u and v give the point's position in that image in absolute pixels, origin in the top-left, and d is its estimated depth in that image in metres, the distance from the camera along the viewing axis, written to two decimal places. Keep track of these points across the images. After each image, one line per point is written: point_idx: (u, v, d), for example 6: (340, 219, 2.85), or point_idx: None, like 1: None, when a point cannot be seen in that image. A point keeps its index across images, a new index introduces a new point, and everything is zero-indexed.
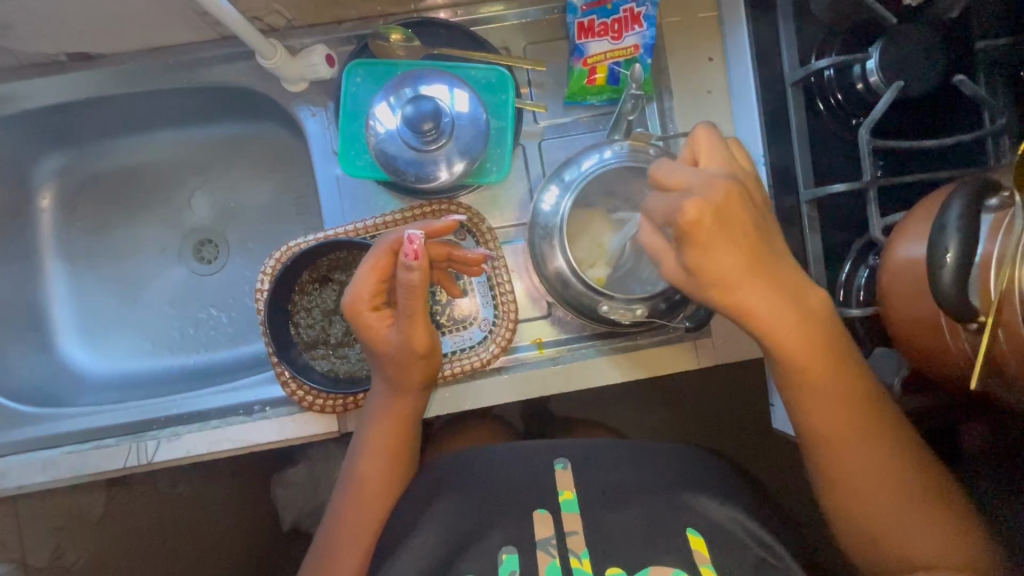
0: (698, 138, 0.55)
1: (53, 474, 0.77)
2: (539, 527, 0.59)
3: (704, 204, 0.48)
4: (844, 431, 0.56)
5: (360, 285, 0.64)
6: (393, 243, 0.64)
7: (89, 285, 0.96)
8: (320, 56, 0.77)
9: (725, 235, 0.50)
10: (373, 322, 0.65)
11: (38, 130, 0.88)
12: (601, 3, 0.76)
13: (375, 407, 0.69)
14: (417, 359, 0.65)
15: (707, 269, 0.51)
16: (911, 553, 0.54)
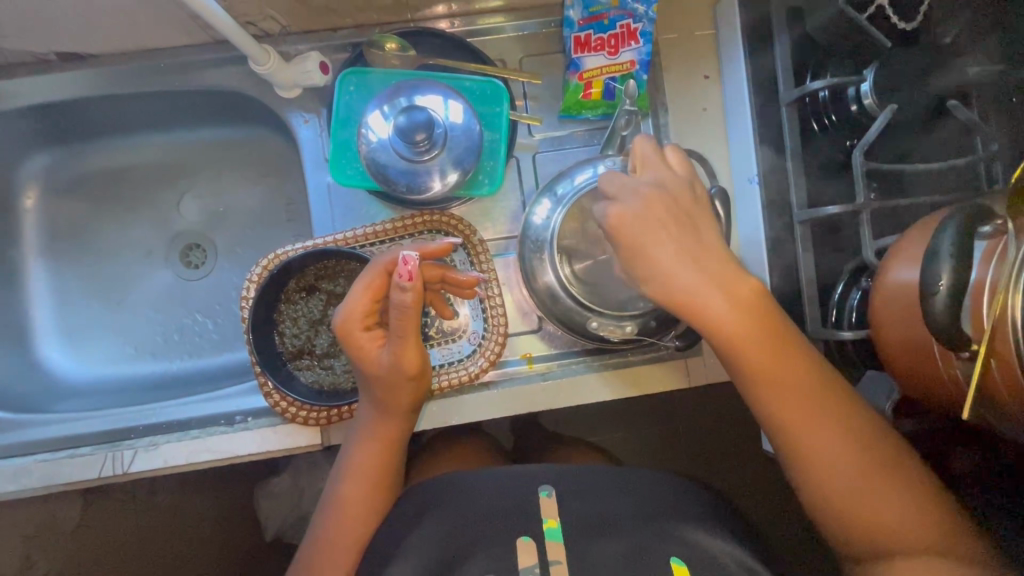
0: (635, 149, 0.59)
1: (25, 483, 0.75)
2: (523, 556, 0.58)
3: (624, 213, 0.54)
4: (797, 415, 0.56)
5: (353, 306, 0.63)
6: (388, 263, 0.63)
7: (72, 288, 0.94)
8: (314, 62, 0.76)
9: (649, 240, 0.54)
10: (365, 344, 0.64)
11: (24, 130, 0.86)
12: (597, 19, 0.76)
13: (362, 426, 0.68)
14: (408, 380, 0.64)
15: (646, 267, 0.55)
16: (877, 525, 0.53)
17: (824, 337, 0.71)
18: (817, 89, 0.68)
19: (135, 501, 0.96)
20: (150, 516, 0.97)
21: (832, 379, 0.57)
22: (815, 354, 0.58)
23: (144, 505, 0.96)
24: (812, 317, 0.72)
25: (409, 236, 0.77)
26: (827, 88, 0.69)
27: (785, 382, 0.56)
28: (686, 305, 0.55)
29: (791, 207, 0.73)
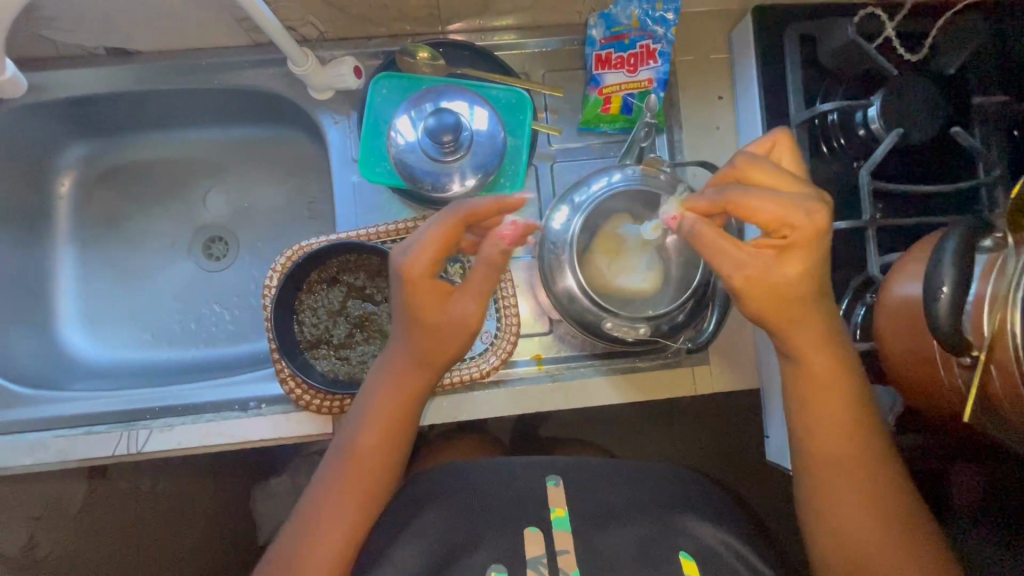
0: (779, 138, 0.56)
1: (40, 457, 0.76)
2: (530, 546, 0.61)
3: (824, 226, 0.50)
4: (832, 433, 0.57)
5: (429, 253, 0.57)
6: (469, 210, 0.58)
7: (96, 273, 0.97)
8: (349, 66, 0.81)
9: (810, 250, 0.52)
10: (426, 293, 0.59)
11: (66, 119, 0.90)
12: (619, 38, 0.80)
13: (388, 374, 0.64)
14: (466, 334, 0.62)
15: (797, 280, 0.53)
16: (861, 549, 0.56)
17: None
18: (826, 111, 0.72)
19: (140, 489, 0.97)
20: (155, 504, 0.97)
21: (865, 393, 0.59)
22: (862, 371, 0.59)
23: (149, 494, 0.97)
24: None
25: None
26: (836, 110, 0.72)
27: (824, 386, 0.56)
28: (789, 314, 0.55)
29: None
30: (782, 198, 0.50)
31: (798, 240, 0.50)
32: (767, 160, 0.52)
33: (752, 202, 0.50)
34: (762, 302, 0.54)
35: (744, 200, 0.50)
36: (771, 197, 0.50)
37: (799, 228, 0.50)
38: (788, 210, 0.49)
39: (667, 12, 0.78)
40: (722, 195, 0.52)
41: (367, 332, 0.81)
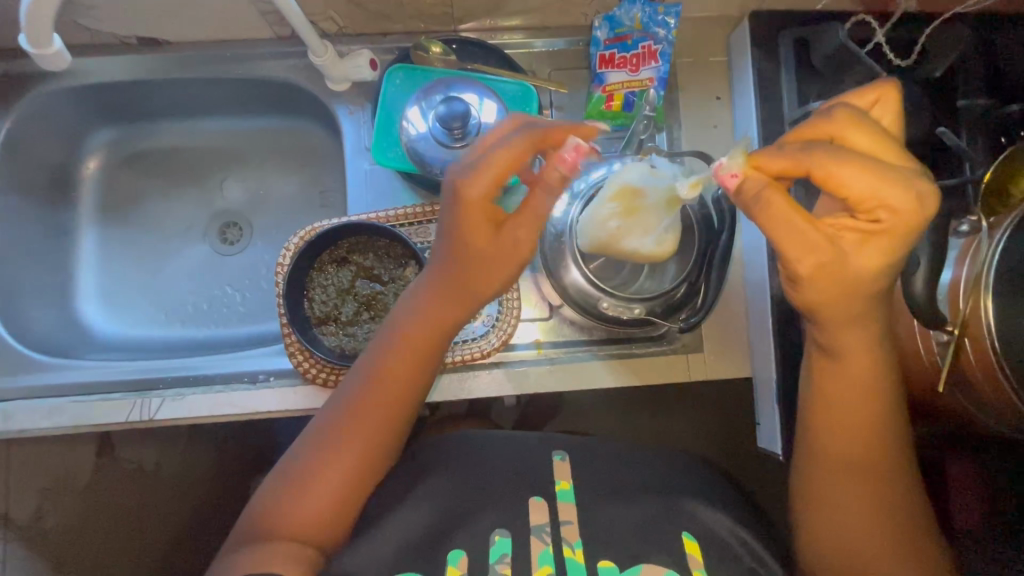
0: (885, 100, 0.54)
1: (57, 421, 0.79)
2: (534, 513, 0.63)
3: (921, 219, 0.47)
4: (840, 419, 0.56)
5: (494, 172, 0.57)
6: (541, 132, 0.58)
7: (115, 253, 1.01)
8: (366, 58, 0.85)
9: (894, 239, 0.49)
10: (480, 218, 0.59)
11: (97, 104, 0.95)
12: (622, 39, 0.84)
13: (424, 310, 0.65)
14: (514, 267, 0.63)
15: (867, 269, 0.49)
16: (839, 529, 0.57)
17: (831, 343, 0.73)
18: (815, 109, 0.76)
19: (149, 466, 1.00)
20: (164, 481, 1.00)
21: (888, 387, 0.56)
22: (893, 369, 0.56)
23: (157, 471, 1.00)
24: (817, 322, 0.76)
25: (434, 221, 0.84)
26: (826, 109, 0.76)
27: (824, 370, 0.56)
28: (824, 302, 0.51)
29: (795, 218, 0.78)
30: (878, 172, 0.47)
31: (893, 224, 0.47)
32: (874, 129, 0.49)
33: (848, 175, 0.47)
34: (823, 291, 0.50)
35: (836, 170, 0.47)
36: (867, 170, 0.47)
37: (893, 208, 0.47)
38: (883, 186, 0.46)
39: (668, 16, 0.82)
40: (812, 156, 0.48)
41: (373, 312, 0.83)
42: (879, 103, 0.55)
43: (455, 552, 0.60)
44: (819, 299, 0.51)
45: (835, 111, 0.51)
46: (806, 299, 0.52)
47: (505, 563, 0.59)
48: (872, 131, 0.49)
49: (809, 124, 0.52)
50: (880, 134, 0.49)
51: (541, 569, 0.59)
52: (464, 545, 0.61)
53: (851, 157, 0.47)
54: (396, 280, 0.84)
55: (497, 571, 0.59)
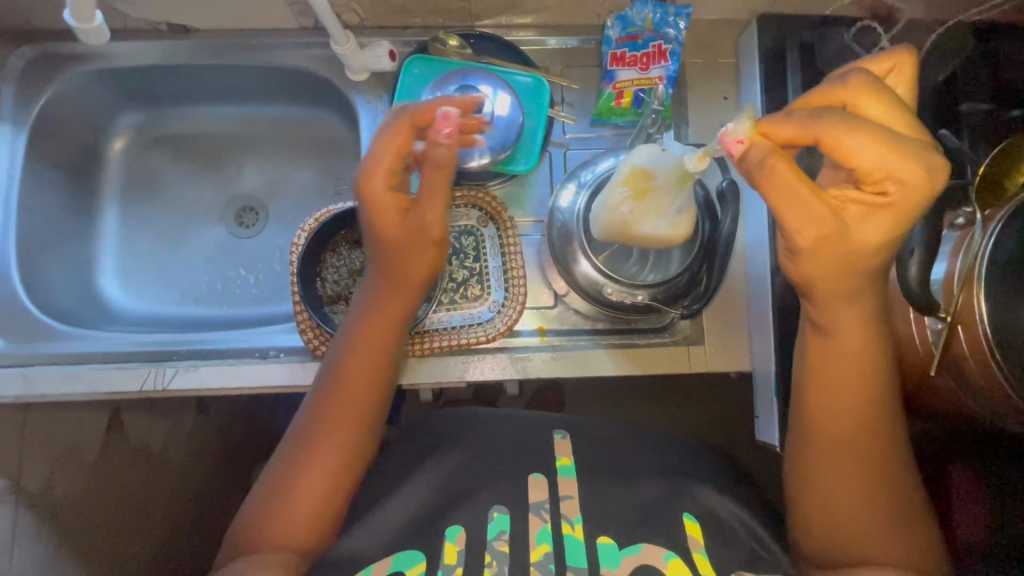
0: (903, 68, 0.54)
1: (74, 387, 0.82)
2: (534, 491, 0.64)
3: (928, 193, 0.49)
4: (834, 402, 0.58)
5: (379, 160, 0.62)
6: (413, 112, 0.62)
7: (136, 231, 1.04)
8: (385, 49, 0.88)
9: (897, 215, 0.50)
10: (384, 204, 0.63)
11: (126, 87, 0.99)
12: (633, 38, 0.87)
13: (366, 304, 0.68)
14: (429, 245, 0.64)
15: (867, 244, 0.51)
16: (836, 512, 0.58)
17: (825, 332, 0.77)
18: None
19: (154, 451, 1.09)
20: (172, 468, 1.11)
21: (882, 371, 0.58)
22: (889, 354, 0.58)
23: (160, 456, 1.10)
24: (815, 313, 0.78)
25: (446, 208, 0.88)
26: None
27: (823, 355, 0.58)
28: (823, 278, 0.53)
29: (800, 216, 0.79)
30: (888, 143, 0.48)
31: (900, 197, 0.48)
32: (885, 100, 0.50)
33: (853, 146, 0.48)
34: (825, 264, 0.52)
35: (841, 140, 0.49)
36: (876, 141, 0.48)
37: (901, 180, 0.48)
38: (891, 158, 0.48)
39: (679, 18, 0.85)
40: (820, 125, 0.50)
41: None
42: (895, 72, 0.54)
43: (454, 529, 0.61)
44: (819, 274, 0.53)
45: (851, 78, 0.52)
46: (803, 271, 0.54)
47: (502, 540, 0.60)
48: (885, 100, 0.51)
49: (824, 93, 0.53)
50: (891, 104, 0.50)
51: (539, 546, 0.59)
52: (462, 521, 0.62)
53: (858, 126, 0.48)
54: None
55: (494, 547, 0.60)
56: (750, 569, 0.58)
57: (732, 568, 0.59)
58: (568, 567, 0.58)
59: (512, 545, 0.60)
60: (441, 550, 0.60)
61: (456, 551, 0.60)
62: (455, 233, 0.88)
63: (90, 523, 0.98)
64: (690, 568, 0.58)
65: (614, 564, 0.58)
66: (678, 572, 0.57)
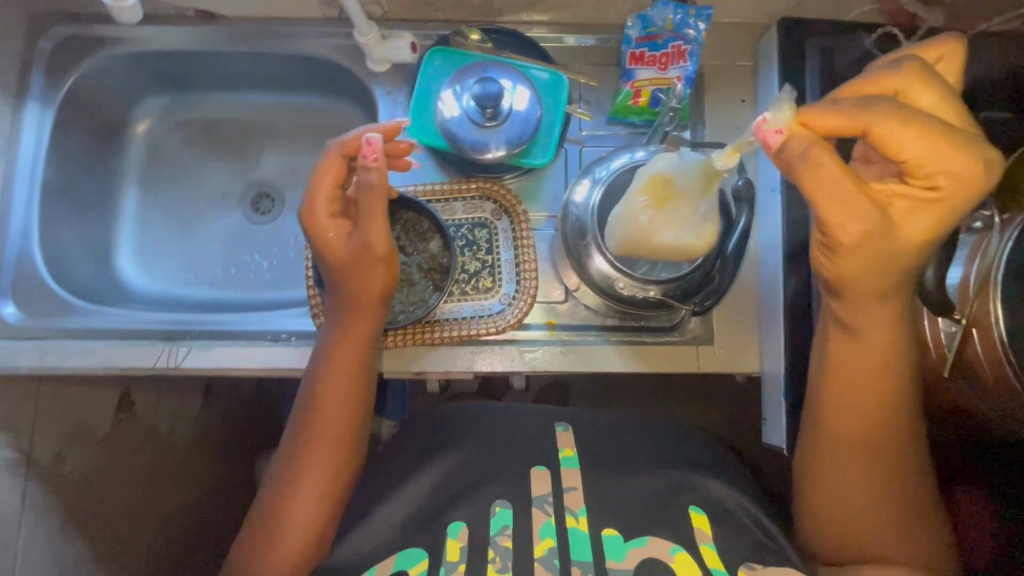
0: (948, 61, 0.57)
1: (88, 361, 0.83)
2: (536, 485, 0.64)
3: (979, 186, 0.50)
4: (845, 402, 0.59)
5: (318, 192, 0.71)
6: (342, 146, 0.71)
7: (154, 213, 1.06)
8: (406, 41, 0.89)
9: (944, 210, 0.52)
10: (328, 228, 0.71)
11: (150, 71, 1.01)
12: (653, 38, 0.87)
13: (336, 327, 0.74)
14: (375, 262, 0.71)
15: (913, 239, 0.52)
16: (842, 510, 0.59)
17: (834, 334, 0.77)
18: None
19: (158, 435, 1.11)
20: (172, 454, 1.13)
21: (897, 373, 0.58)
22: (907, 357, 0.58)
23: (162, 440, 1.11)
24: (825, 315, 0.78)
25: (460, 199, 0.89)
26: None
27: (838, 352, 0.59)
28: (864, 274, 0.54)
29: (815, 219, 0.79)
30: (939, 136, 0.49)
31: (952, 190, 0.50)
32: (936, 91, 0.53)
33: (906, 140, 0.50)
34: (870, 259, 0.53)
35: (892, 132, 0.50)
36: (927, 133, 0.49)
37: (951, 174, 0.50)
38: (944, 153, 0.49)
39: (698, 19, 0.85)
40: (872, 116, 0.51)
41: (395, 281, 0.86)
42: (941, 63, 0.57)
43: (456, 525, 0.61)
44: (860, 270, 0.54)
45: (903, 66, 0.54)
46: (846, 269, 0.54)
47: (505, 535, 0.60)
48: (934, 92, 0.53)
49: (873, 82, 0.54)
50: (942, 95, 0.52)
51: (543, 541, 0.59)
52: (465, 517, 0.62)
53: (910, 119, 0.49)
54: (420, 253, 0.87)
55: (498, 542, 0.59)
56: (758, 560, 0.58)
57: (741, 558, 0.59)
58: (573, 563, 0.57)
59: (516, 541, 0.59)
60: (443, 547, 0.60)
61: (459, 547, 0.59)
62: (469, 225, 0.89)
63: (94, 499, 0.99)
64: (697, 561, 0.57)
65: (619, 556, 0.58)
66: (685, 565, 0.57)
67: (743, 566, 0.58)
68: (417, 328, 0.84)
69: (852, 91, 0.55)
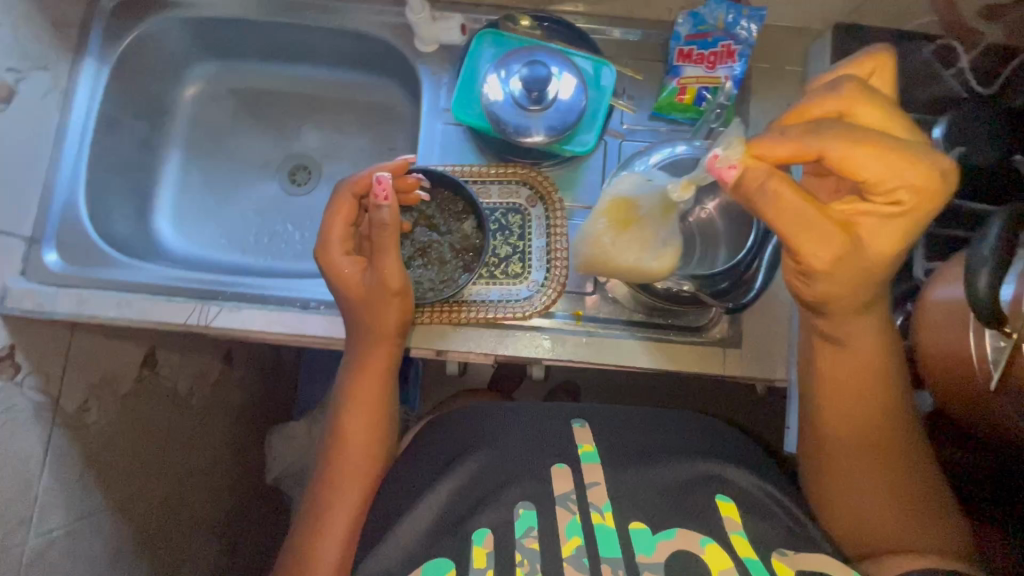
0: (881, 69, 0.56)
1: (124, 312, 0.85)
2: (559, 483, 0.62)
3: (939, 194, 0.52)
4: (842, 381, 0.62)
5: (331, 232, 0.75)
6: (351, 188, 0.75)
7: (194, 176, 1.08)
8: (457, 23, 0.91)
9: (908, 221, 0.54)
10: (342, 262, 0.75)
11: (203, 37, 1.03)
12: (703, 36, 0.85)
13: (356, 358, 0.77)
14: (390, 296, 0.74)
15: (882, 255, 0.55)
16: (846, 489, 0.62)
17: None
18: None
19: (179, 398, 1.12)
20: (189, 417, 1.14)
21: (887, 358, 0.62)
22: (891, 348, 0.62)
23: (182, 402, 1.12)
24: None
25: (497, 182, 0.89)
26: None
27: (827, 351, 0.63)
28: (847, 290, 0.57)
29: None
30: (891, 154, 0.50)
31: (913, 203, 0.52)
32: (876, 103, 0.53)
33: (863, 161, 0.51)
34: (847, 279, 0.56)
35: (847, 155, 0.51)
36: (879, 151, 0.51)
37: (910, 188, 0.51)
38: (899, 170, 0.51)
39: (751, 20, 0.83)
40: (822, 141, 0.51)
41: (426, 259, 0.88)
42: (875, 74, 0.57)
43: (481, 532, 0.59)
44: (839, 289, 0.57)
45: (842, 84, 0.53)
46: (823, 290, 0.57)
47: (531, 537, 0.58)
48: (877, 108, 0.53)
49: (815, 105, 0.54)
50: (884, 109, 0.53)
51: (570, 540, 0.57)
52: (491, 522, 0.59)
53: (859, 139, 0.51)
54: (453, 233, 0.88)
55: (524, 544, 0.57)
56: (790, 547, 0.58)
57: (772, 546, 0.58)
58: (603, 560, 0.56)
59: (542, 543, 0.57)
60: (469, 554, 0.58)
61: (485, 553, 0.57)
62: (503, 210, 0.89)
63: (116, 453, 0.99)
64: (729, 552, 0.56)
65: (649, 548, 0.57)
66: (717, 557, 0.56)
67: (776, 554, 0.57)
68: (444, 307, 0.85)
69: (799, 115, 0.56)
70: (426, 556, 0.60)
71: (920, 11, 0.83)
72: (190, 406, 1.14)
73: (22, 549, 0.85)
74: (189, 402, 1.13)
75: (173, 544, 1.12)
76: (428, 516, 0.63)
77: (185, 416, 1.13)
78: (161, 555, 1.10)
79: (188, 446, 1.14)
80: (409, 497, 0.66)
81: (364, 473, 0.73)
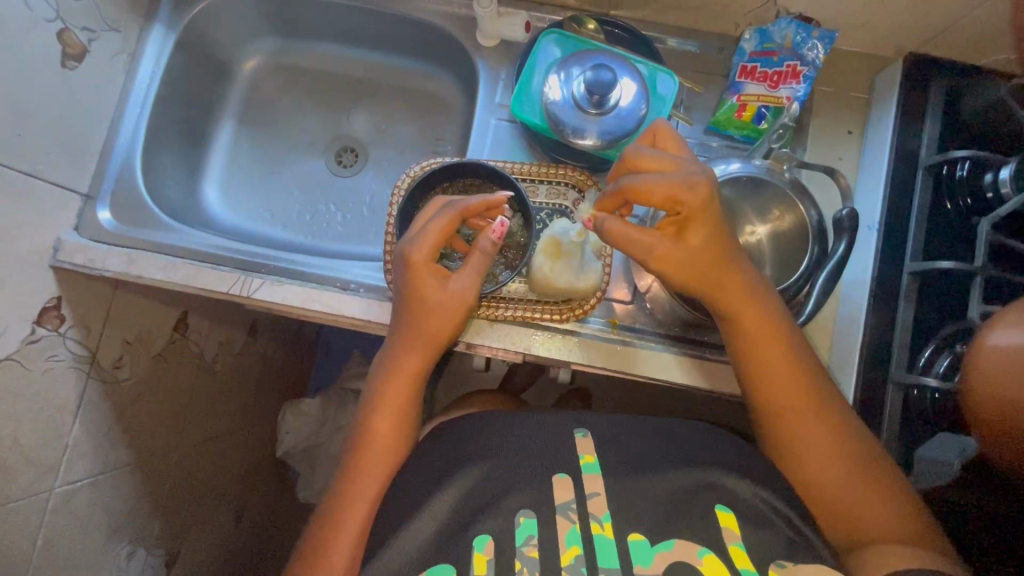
0: (658, 129, 0.71)
1: (171, 275, 0.87)
2: (559, 492, 0.62)
3: (708, 195, 0.64)
4: (762, 361, 0.67)
5: (429, 242, 0.73)
6: (464, 208, 0.74)
7: (245, 150, 1.10)
8: (520, 19, 0.91)
9: (703, 219, 0.65)
10: (427, 275, 0.74)
11: (265, 13, 1.04)
12: (768, 54, 0.84)
13: (389, 363, 0.76)
14: (461, 314, 0.76)
15: (699, 256, 0.67)
16: (819, 483, 0.64)
17: (904, 380, 0.74)
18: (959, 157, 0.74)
19: (204, 364, 1.13)
20: (210, 382, 1.15)
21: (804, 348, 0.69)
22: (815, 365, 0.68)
23: (207, 368, 1.14)
24: (896, 360, 0.76)
25: (545, 183, 0.89)
26: (971, 160, 0.74)
27: (750, 347, 0.68)
28: (720, 297, 0.68)
29: (905, 259, 0.78)
30: (669, 179, 0.63)
31: (691, 212, 0.64)
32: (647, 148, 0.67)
33: (645, 188, 0.64)
34: (684, 275, 0.68)
35: (637, 186, 0.64)
36: (660, 180, 0.63)
37: (685, 201, 0.64)
38: (675, 192, 0.63)
39: (822, 41, 0.81)
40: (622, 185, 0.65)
41: None
42: (657, 137, 0.72)
43: (482, 538, 0.59)
44: (688, 286, 0.69)
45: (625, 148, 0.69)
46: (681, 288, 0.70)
47: (531, 545, 0.58)
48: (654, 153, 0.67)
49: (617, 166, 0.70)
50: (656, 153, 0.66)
51: (568, 550, 0.58)
52: (491, 532, 0.59)
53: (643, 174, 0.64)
54: None
55: (524, 553, 0.58)
56: (789, 558, 0.57)
57: (771, 556, 0.57)
58: (601, 570, 0.57)
59: (542, 552, 0.58)
60: (469, 561, 0.58)
61: (486, 561, 0.57)
62: (550, 210, 0.89)
63: (140, 411, 1.00)
64: (725, 561, 0.56)
65: (648, 560, 0.57)
66: (712, 569, 0.56)
67: (773, 565, 0.56)
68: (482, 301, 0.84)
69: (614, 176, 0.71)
70: (433, 561, 0.60)
71: (999, 48, 0.81)
72: (216, 370, 1.17)
73: (47, 496, 0.86)
74: (212, 368, 1.15)
75: (184, 505, 1.14)
76: (443, 505, 0.63)
77: (207, 382, 1.15)
78: (173, 515, 1.11)
79: (205, 412, 1.15)
80: (425, 491, 0.65)
81: (377, 454, 0.73)
